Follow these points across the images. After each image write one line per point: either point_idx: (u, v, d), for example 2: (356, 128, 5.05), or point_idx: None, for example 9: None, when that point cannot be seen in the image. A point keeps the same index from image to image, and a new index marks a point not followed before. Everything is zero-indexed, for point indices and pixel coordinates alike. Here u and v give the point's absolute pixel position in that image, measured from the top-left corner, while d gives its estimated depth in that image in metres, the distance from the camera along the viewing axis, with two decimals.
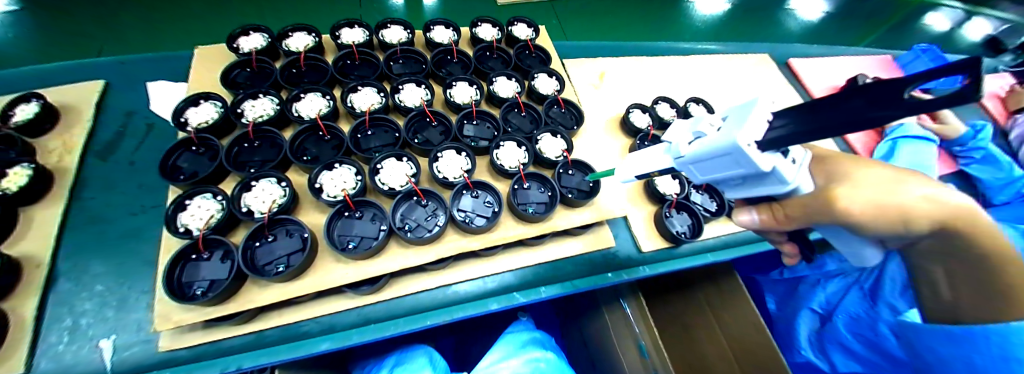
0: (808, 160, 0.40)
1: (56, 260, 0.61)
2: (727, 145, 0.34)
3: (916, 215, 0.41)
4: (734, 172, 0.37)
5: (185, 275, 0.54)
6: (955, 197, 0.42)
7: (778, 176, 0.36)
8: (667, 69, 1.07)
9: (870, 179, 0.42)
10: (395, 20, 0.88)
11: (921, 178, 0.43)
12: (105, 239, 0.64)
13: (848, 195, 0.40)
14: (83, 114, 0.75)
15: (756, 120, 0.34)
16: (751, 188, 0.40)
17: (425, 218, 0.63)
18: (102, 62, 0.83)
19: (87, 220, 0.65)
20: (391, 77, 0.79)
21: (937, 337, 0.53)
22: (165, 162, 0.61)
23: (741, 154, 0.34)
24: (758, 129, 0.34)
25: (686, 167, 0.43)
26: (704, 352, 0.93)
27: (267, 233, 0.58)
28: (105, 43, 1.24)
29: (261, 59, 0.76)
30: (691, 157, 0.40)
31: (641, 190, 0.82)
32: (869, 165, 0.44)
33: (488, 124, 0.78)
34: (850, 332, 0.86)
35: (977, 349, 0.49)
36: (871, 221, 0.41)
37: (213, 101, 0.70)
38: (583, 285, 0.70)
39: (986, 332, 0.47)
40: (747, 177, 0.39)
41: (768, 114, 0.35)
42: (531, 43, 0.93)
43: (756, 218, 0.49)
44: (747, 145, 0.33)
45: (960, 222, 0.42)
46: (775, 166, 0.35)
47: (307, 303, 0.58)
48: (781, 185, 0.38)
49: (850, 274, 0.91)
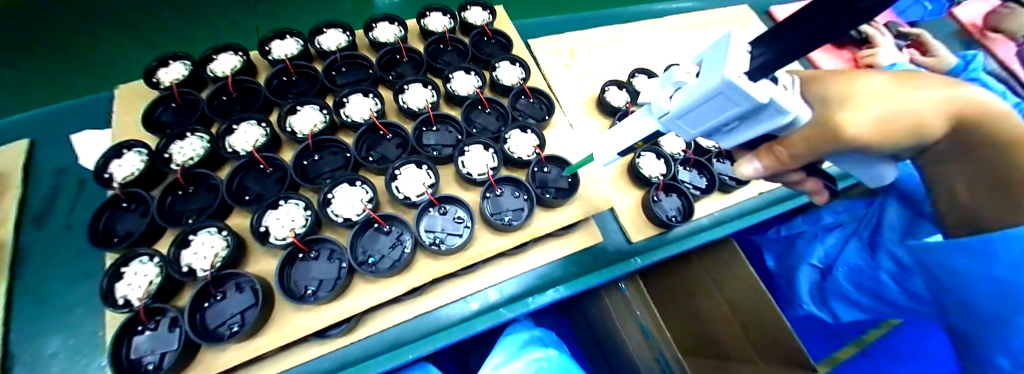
0: (798, 82, 0.32)
1: (7, 331, 0.55)
2: (713, 81, 0.25)
3: (929, 122, 0.34)
4: (726, 115, 0.28)
5: (132, 352, 0.48)
6: (968, 86, 0.35)
7: (777, 106, 0.27)
8: (647, 37, 0.97)
9: (871, 89, 0.34)
10: (331, 23, 0.77)
11: (935, 81, 0.35)
12: (50, 301, 0.59)
13: (853, 116, 0.32)
14: (9, 180, 0.66)
15: (737, 50, 0.26)
16: (746, 131, 0.31)
17: (390, 247, 0.58)
18: (7, 122, 0.73)
19: (33, 289, 0.59)
20: (334, 89, 0.69)
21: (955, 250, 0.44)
22: (93, 228, 0.54)
23: (733, 90, 0.25)
24: (742, 57, 0.26)
25: (672, 125, 0.34)
26: (702, 312, 0.89)
27: (215, 292, 0.52)
28: (59, 77, 0.96)
29: (184, 91, 0.66)
30: (675, 111, 0.31)
31: (624, 173, 0.77)
32: (865, 74, 0.35)
33: (449, 129, 0.71)
34: (850, 282, 0.79)
35: (995, 260, 0.39)
36: (883, 146, 0.34)
37: (138, 149, 0.61)
38: (579, 287, 0.65)
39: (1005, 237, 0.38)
40: (741, 117, 0.29)
41: (746, 41, 0.27)
42: (488, 28, 0.83)
43: (759, 166, 0.38)
44: (737, 74, 0.25)
45: (982, 119, 0.35)
46: (772, 95, 0.26)
47: (274, 356, 0.52)
48: (782, 116, 0.28)
49: (848, 225, 0.88)
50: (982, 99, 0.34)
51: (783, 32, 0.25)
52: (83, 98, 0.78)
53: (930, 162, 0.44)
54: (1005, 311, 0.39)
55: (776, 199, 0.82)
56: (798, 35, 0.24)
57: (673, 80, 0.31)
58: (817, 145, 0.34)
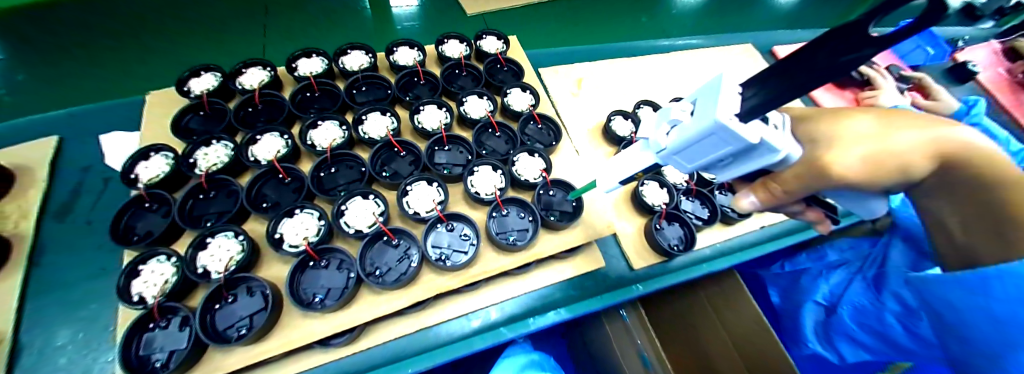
0: (788, 122, 0.34)
1: (20, 322, 0.57)
2: (707, 123, 0.28)
3: (913, 161, 0.36)
4: (720, 152, 0.31)
5: (142, 347, 0.49)
6: (951, 130, 0.37)
7: (767, 146, 0.29)
8: (653, 71, 1.02)
9: (855, 131, 0.36)
10: (355, 44, 0.82)
11: (927, 123, 0.37)
12: (64, 295, 0.60)
13: (846, 157, 0.34)
14: (39, 175, 0.69)
15: (727, 94, 0.28)
16: (739, 167, 0.33)
17: (397, 261, 0.60)
18: (42, 120, 0.77)
19: (49, 281, 0.61)
20: (354, 106, 0.73)
21: (951, 285, 0.49)
22: (116, 225, 0.56)
23: (725, 132, 0.27)
24: (733, 101, 0.28)
25: (669, 159, 0.36)
26: (704, 345, 0.91)
27: (227, 294, 0.53)
28: (91, 80, 1.01)
29: (213, 101, 0.70)
30: (671, 147, 0.34)
31: (628, 203, 0.79)
32: (854, 115, 0.38)
33: (460, 149, 0.74)
34: (855, 322, 0.84)
35: (989, 294, 0.45)
36: (870, 184, 0.37)
37: (165, 152, 0.64)
38: (580, 311, 0.66)
39: (1000, 271, 0.43)
40: (735, 155, 0.31)
41: (737, 85, 0.30)
42: (502, 56, 0.88)
43: (756, 201, 0.41)
44: (728, 118, 0.27)
45: (965, 159, 0.37)
46: (762, 136, 0.29)
47: (279, 361, 0.54)
48: (773, 155, 0.30)
49: (852, 264, 0.94)
50: (965, 141, 0.37)
51: (768, 79, 0.28)
52: (115, 101, 0.83)
53: (925, 203, 0.46)
54: (998, 349, 0.46)
55: (780, 234, 0.83)
56: (780, 83, 0.27)
57: (670, 119, 0.33)
58: (814, 182, 0.36)
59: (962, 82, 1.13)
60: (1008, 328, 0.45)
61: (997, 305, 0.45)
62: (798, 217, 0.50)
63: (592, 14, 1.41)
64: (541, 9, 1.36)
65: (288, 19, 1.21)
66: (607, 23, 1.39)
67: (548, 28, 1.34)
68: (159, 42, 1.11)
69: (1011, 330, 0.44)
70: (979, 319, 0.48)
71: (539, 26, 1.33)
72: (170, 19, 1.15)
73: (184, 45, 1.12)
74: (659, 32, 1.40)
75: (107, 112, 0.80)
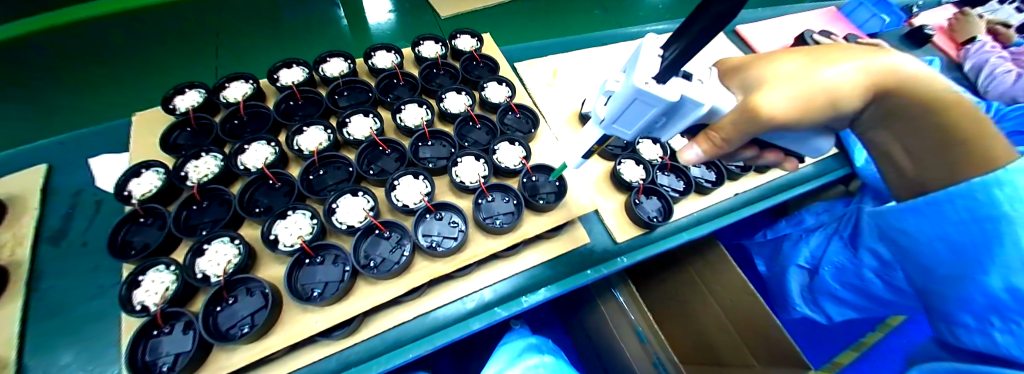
0: (716, 77, 0.39)
1: (23, 345, 0.58)
2: (630, 89, 0.32)
3: (843, 94, 0.41)
4: (649, 114, 0.35)
5: (148, 353, 0.51)
6: (875, 60, 0.42)
7: (690, 100, 0.33)
8: (623, 57, 1.06)
9: (783, 72, 0.41)
10: (334, 52, 0.84)
11: (849, 55, 0.42)
12: (66, 315, 0.61)
13: (781, 103, 0.39)
14: (29, 201, 0.70)
15: (645, 61, 0.33)
16: (677, 123, 0.38)
17: (390, 251, 0.62)
18: (29, 150, 0.78)
19: (48, 303, 0.62)
20: (337, 111, 0.76)
21: (912, 218, 0.55)
22: (112, 240, 0.58)
23: (645, 95, 0.32)
24: (652, 63, 0.33)
25: (611, 130, 0.40)
26: (699, 322, 0.97)
27: (227, 296, 0.55)
28: (73, 108, 1.02)
29: (200, 116, 0.72)
30: (609, 117, 0.38)
31: (608, 182, 0.83)
32: (791, 60, 0.42)
33: (443, 143, 0.77)
34: (836, 281, 0.89)
35: (943, 216, 0.50)
36: (800, 123, 0.41)
37: (156, 168, 0.66)
38: (568, 286, 0.69)
39: (950, 195, 0.48)
40: (666, 113, 0.36)
41: (657, 49, 0.34)
42: (477, 53, 0.91)
43: (699, 153, 0.45)
44: (644, 82, 0.31)
45: (891, 86, 0.42)
46: (682, 92, 0.33)
47: (282, 358, 0.56)
48: (698, 107, 0.35)
49: (829, 225, 0.96)
50: (889, 66, 0.41)
51: (677, 38, 0.32)
52: (100, 126, 0.84)
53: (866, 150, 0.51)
54: (957, 270, 0.51)
55: (757, 198, 0.89)
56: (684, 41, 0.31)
57: (605, 91, 0.38)
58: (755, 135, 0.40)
59: (919, 45, 1.20)
60: (964, 253, 0.50)
61: (953, 233, 0.50)
62: (760, 161, 0.55)
63: (562, 9, 1.45)
64: (513, 9, 1.41)
65: (264, 36, 1.23)
66: (577, 17, 1.44)
67: (520, 26, 1.38)
68: (139, 66, 1.12)
69: (968, 253, 0.50)
70: (935, 245, 0.53)
71: (513, 25, 1.38)
72: (149, 42, 1.16)
73: (166, 67, 1.14)
74: (615, 23, 1.44)
75: (92, 137, 0.81)
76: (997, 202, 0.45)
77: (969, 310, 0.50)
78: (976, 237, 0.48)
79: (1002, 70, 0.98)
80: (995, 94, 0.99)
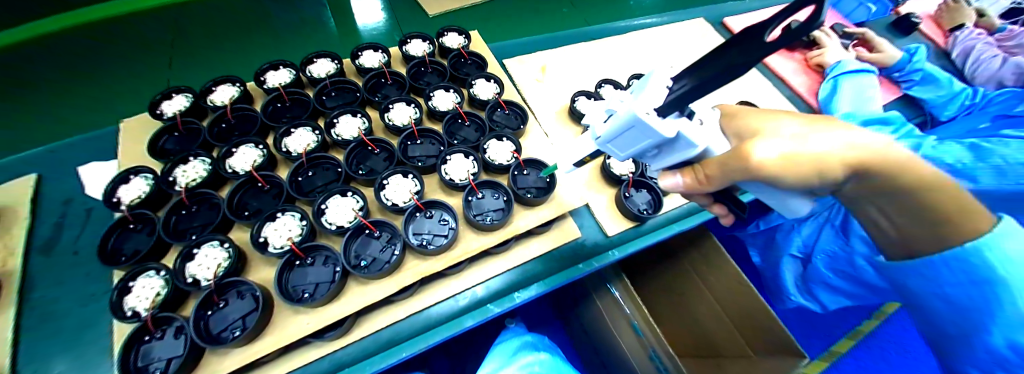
0: (716, 120, 0.40)
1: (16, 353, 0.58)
2: (630, 119, 0.33)
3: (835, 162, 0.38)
4: (645, 143, 0.36)
5: (140, 359, 0.51)
6: (861, 142, 0.38)
7: (684, 139, 0.35)
8: (611, 51, 1.06)
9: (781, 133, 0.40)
10: (321, 53, 0.84)
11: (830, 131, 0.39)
12: (59, 324, 0.62)
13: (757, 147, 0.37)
14: (20, 212, 0.70)
15: (654, 90, 0.33)
16: (667, 157, 0.39)
17: (381, 250, 0.63)
18: (18, 160, 0.77)
19: (39, 311, 0.62)
20: (324, 111, 0.76)
21: (907, 271, 0.46)
22: (103, 247, 0.58)
23: (644, 126, 0.33)
24: (658, 95, 0.33)
25: (605, 147, 0.41)
26: (695, 313, 0.98)
27: (217, 299, 0.56)
28: (75, 113, 1.03)
29: (187, 121, 0.72)
30: (606, 135, 0.38)
31: (598, 176, 0.83)
32: (781, 120, 0.42)
33: (432, 141, 0.77)
34: (829, 269, 0.90)
35: (941, 277, 0.43)
36: (783, 175, 0.38)
37: (145, 174, 0.66)
38: (555, 283, 0.70)
39: (947, 258, 0.41)
40: (660, 146, 0.38)
41: (668, 78, 0.34)
42: (464, 50, 0.91)
43: (680, 181, 0.45)
44: (645, 113, 0.32)
45: (876, 156, 0.38)
46: (679, 130, 0.34)
47: (276, 360, 0.56)
48: (691, 148, 0.36)
49: (819, 214, 0.92)
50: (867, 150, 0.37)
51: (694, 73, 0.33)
52: (88, 134, 0.84)
53: None
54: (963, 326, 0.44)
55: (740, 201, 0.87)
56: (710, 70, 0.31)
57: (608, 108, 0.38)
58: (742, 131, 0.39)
59: (906, 33, 1.21)
60: (966, 311, 0.43)
61: (953, 293, 0.43)
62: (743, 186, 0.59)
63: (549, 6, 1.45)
64: (500, 7, 1.41)
65: (251, 38, 1.23)
66: (564, 13, 1.44)
67: (508, 24, 1.37)
68: (132, 67, 1.13)
69: (970, 311, 0.43)
70: (936, 301, 0.45)
71: (500, 22, 1.38)
72: (135, 44, 1.16)
73: (155, 66, 1.14)
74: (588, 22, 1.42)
75: (80, 145, 0.80)
76: (991, 264, 0.39)
77: (977, 365, 0.44)
78: (978, 299, 0.41)
79: (988, 55, 1.00)
80: (982, 80, 1.00)
